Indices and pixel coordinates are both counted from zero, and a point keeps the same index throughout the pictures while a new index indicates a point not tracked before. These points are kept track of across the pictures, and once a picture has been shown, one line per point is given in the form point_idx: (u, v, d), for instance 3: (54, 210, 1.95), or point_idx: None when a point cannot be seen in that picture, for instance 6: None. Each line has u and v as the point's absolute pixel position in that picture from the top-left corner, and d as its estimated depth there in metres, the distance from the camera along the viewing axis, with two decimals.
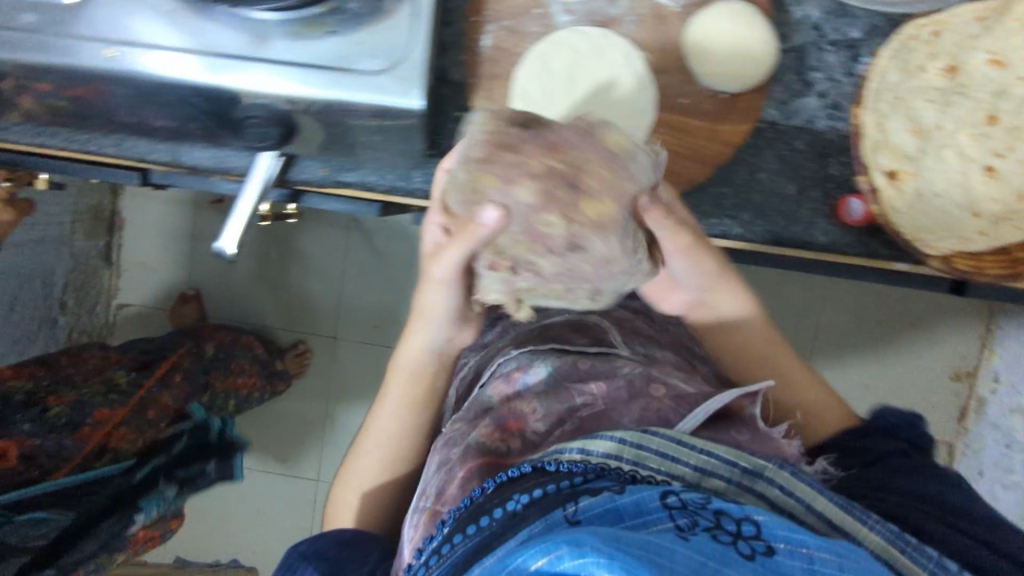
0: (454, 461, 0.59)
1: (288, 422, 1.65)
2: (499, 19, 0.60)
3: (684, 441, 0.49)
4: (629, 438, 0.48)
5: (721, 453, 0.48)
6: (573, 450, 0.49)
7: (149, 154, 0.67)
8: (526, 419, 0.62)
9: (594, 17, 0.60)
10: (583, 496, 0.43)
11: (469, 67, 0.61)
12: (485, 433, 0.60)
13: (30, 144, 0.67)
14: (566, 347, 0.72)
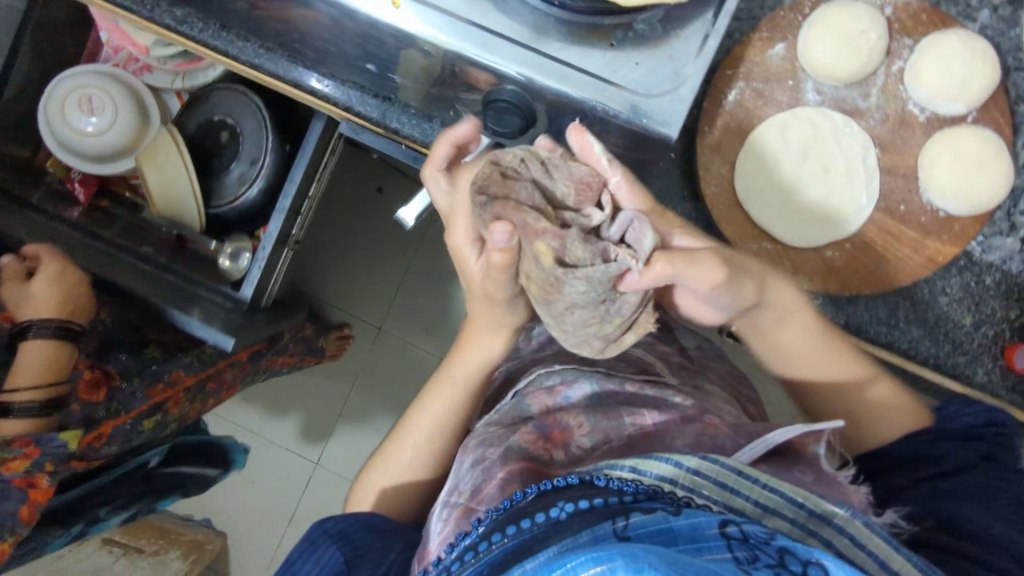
0: (491, 460, 0.56)
1: (300, 399, 1.61)
2: (750, 79, 0.60)
3: (744, 474, 0.42)
4: (687, 463, 0.42)
5: (785, 490, 0.41)
6: (625, 468, 0.43)
7: (357, 105, 0.68)
8: (573, 432, 0.58)
9: (840, 105, 0.61)
10: (633, 513, 0.38)
11: (707, 116, 0.61)
12: (527, 438, 0.57)
13: (246, 62, 0.68)
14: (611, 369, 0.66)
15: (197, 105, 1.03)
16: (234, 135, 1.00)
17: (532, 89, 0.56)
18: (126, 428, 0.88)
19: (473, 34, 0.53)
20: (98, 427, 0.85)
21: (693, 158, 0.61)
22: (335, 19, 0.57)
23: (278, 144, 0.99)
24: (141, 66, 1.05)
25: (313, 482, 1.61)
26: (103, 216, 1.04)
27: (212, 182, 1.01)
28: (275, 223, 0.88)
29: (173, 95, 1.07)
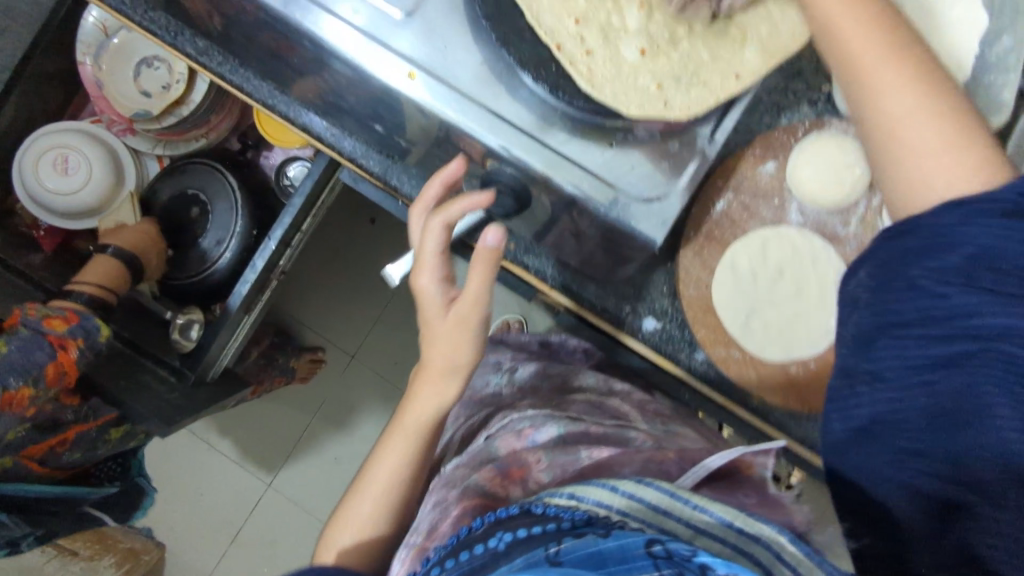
0: (450, 500, 0.57)
1: (265, 418, 1.60)
2: (738, 193, 0.63)
3: (677, 495, 0.43)
4: (623, 487, 0.43)
5: (718, 511, 0.42)
6: (563, 495, 0.44)
7: (360, 158, 0.71)
8: (532, 468, 0.58)
9: (820, 229, 0.63)
10: (567, 538, 0.38)
11: (693, 222, 0.64)
12: (486, 476, 0.58)
13: (260, 100, 0.71)
14: (581, 415, 0.66)
15: (179, 173, 1.09)
16: (205, 211, 1.06)
17: (527, 174, 0.57)
18: (91, 436, 0.87)
19: (481, 117, 0.55)
20: (62, 432, 0.84)
21: (676, 259, 0.64)
22: (348, 79, 0.60)
23: (246, 227, 1.04)
24: (125, 127, 1.12)
25: (262, 505, 1.58)
26: (62, 263, 1.10)
27: (179, 255, 1.06)
28: (250, 277, 0.90)
29: (154, 159, 1.15)
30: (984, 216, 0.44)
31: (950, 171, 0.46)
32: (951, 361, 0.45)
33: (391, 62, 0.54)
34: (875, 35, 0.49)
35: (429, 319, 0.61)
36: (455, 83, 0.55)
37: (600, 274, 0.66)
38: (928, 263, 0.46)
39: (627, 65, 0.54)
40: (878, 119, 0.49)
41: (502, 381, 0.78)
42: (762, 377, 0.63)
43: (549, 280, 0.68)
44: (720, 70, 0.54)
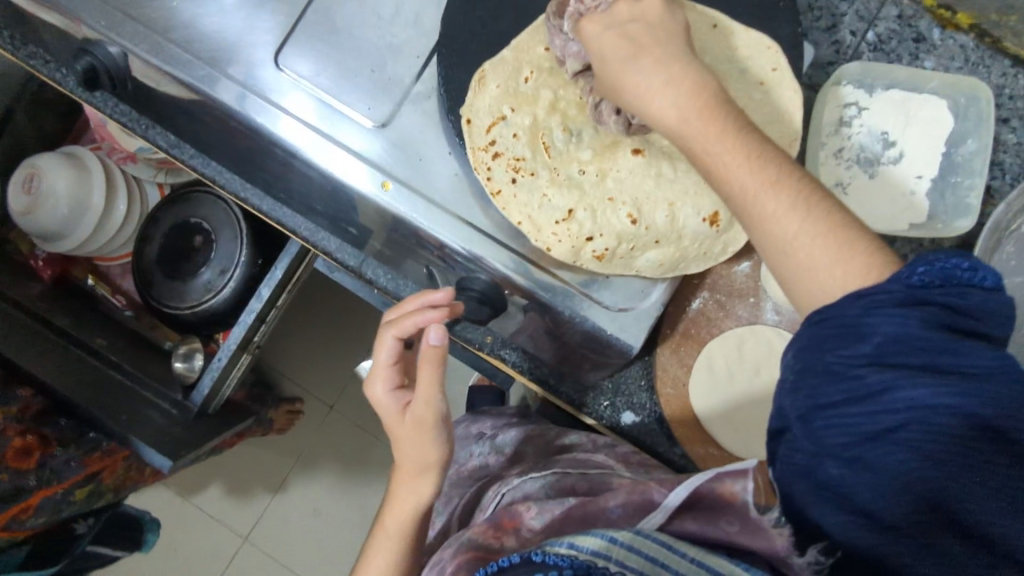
0: (445, 558, 0.55)
1: (248, 470, 1.57)
2: (713, 291, 0.64)
3: (674, 547, 0.42)
4: (622, 538, 0.42)
5: (713, 563, 0.42)
6: (564, 545, 0.41)
7: (335, 251, 0.71)
8: (524, 515, 0.56)
9: (795, 327, 0.64)
10: None
11: (671, 319, 0.64)
12: (479, 530, 0.56)
13: (232, 193, 0.71)
14: (567, 470, 0.62)
15: (176, 203, 1.00)
16: (209, 241, 0.96)
17: (498, 277, 0.57)
18: (55, 499, 0.83)
19: (452, 225, 0.55)
20: (25, 499, 0.79)
21: (654, 355, 0.64)
22: (318, 182, 0.60)
23: (251, 256, 0.93)
24: (125, 154, 1.03)
25: (237, 559, 1.55)
26: (62, 296, 1.03)
27: (176, 284, 0.95)
28: (255, 306, 0.87)
29: (155, 187, 1.07)
30: (881, 306, 0.39)
31: (839, 276, 0.42)
32: (877, 438, 0.39)
33: (363, 173, 0.55)
34: (741, 152, 0.45)
35: (391, 428, 0.60)
36: (426, 191, 0.56)
37: (578, 372, 0.66)
38: (840, 352, 0.40)
39: (621, 224, 0.53)
40: (767, 243, 0.45)
41: (488, 453, 0.75)
42: None
43: (527, 374, 0.68)
44: (698, 204, 0.53)
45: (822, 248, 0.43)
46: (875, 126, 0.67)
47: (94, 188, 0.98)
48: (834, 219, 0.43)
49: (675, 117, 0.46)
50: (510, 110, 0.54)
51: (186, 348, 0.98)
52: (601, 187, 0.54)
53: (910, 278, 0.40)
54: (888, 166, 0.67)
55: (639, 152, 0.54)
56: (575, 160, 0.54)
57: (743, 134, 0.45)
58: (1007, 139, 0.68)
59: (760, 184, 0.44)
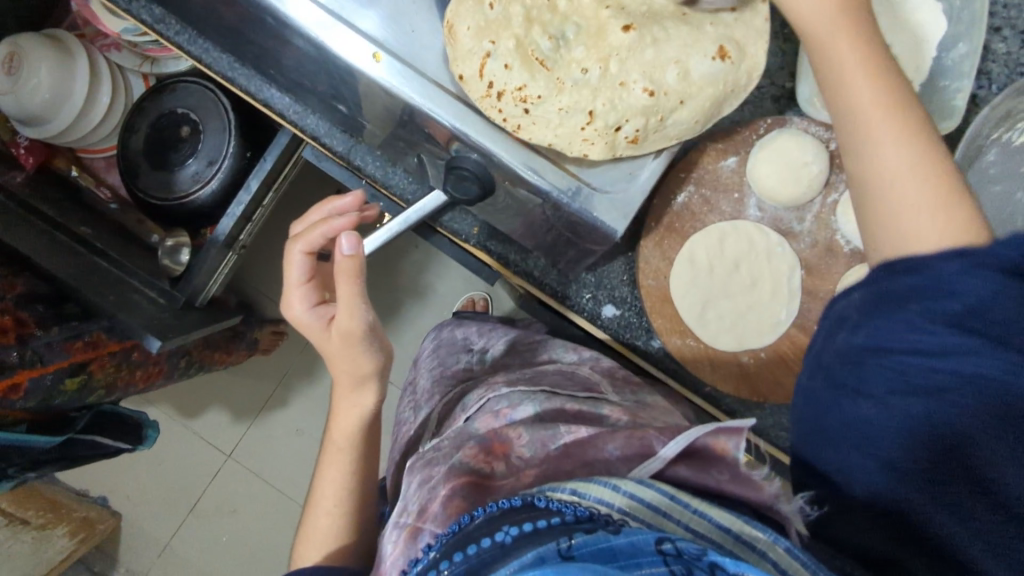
0: (436, 478, 0.52)
1: (224, 393, 1.58)
2: (699, 186, 0.64)
3: (678, 498, 0.41)
4: (624, 486, 0.42)
5: (715, 515, 0.41)
6: (565, 491, 0.42)
7: (324, 136, 0.70)
8: (514, 442, 0.54)
9: (776, 224, 0.65)
10: (577, 533, 0.38)
11: (656, 213, 0.65)
12: (468, 454, 0.53)
13: (219, 73, 0.70)
14: (557, 390, 0.62)
15: (163, 93, 0.99)
16: (195, 131, 0.96)
17: (492, 163, 0.56)
18: (45, 382, 0.81)
19: (448, 103, 0.55)
20: (13, 375, 0.77)
21: (638, 249, 0.65)
22: (307, 53, 0.58)
23: (239, 148, 0.94)
24: (108, 43, 1.03)
25: (222, 473, 1.57)
26: (45, 183, 1.01)
27: (163, 176, 0.96)
28: (244, 198, 0.88)
29: (139, 77, 1.07)
30: (976, 270, 0.42)
31: (939, 227, 0.45)
32: (927, 389, 0.43)
33: (354, 42, 0.54)
34: (886, 93, 0.47)
35: (320, 345, 0.64)
36: (419, 66, 0.55)
37: (562, 263, 0.66)
38: (925, 303, 0.44)
39: (640, 99, 0.52)
40: (874, 176, 0.47)
41: (473, 358, 0.77)
42: (716, 367, 0.65)
43: (512, 265, 0.69)
44: (701, 51, 0.53)
45: (919, 192, 0.46)
46: None
47: (78, 71, 0.97)
48: (938, 175, 0.46)
49: (824, 50, 0.49)
50: (493, 1, 0.52)
51: (172, 241, 1.03)
52: (608, 78, 0.53)
53: (1008, 250, 0.42)
54: None
55: (629, 27, 0.52)
56: (574, 62, 0.53)
57: (886, 81, 0.48)
58: (997, 48, 0.68)
59: (881, 122, 0.47)
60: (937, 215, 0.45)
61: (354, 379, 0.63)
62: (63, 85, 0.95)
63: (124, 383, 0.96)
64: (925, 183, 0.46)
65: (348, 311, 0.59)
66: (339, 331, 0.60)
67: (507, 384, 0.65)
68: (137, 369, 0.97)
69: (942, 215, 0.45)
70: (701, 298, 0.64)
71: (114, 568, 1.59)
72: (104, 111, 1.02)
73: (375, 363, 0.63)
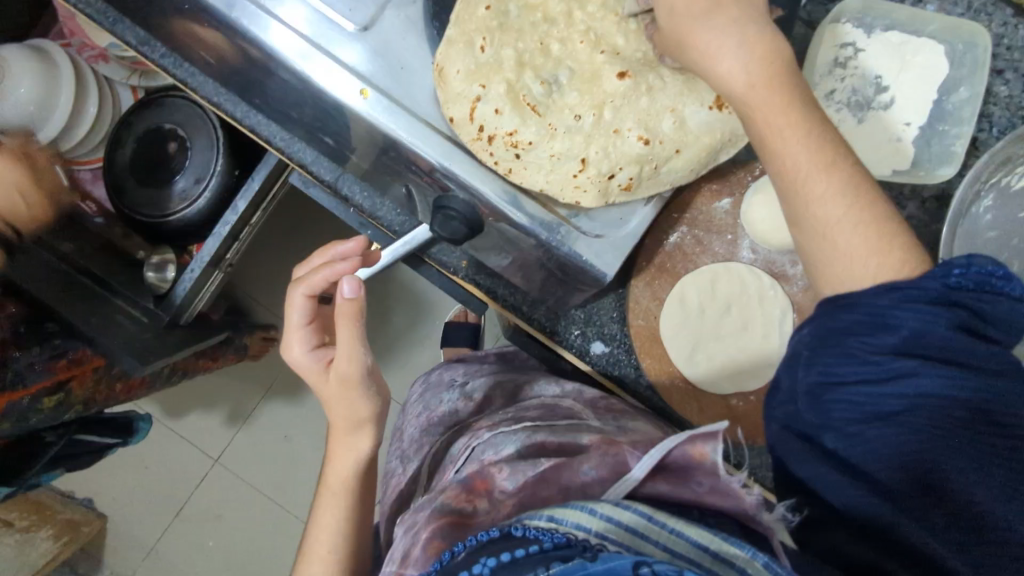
0: (419, 523, 0.53)
1: (215, 399, 1.57)
2: (692, 227, 0.64)
3: (655, 518, 0.40)
4: (602, 509, 0.41)
5: (693, 534, 0.40)
6: (541, 517, 0.41)
7: (311, 163, 0.67)
8: (495, 477, 0.54)
9: (769, 267, 0.64)
10: (554, 563, 0.38)
11: (648, 252, 0.64)
12: (450, 495, 0.54)
13: (206, 97, 0.67)
14: (537, 424, 0.62)
15: (150, 108, 0.98)
16: (183, 147, 0.95)
17: (481, 201, 0.56)
18: (22, 406, 0.75)
19: (436, 143, 0.53)
20: None
21: (629, 288, 0.65)
22: (293, 84, 0.56)
23: (226, 166, 0.93)
24: (96, 53, 1.02)
25: (209, 478, 1.57)
26: None
27: (149, 192, 0.95)
28: (230, 219, 0.87)
29: (127, 89, 1.06)
30: (911, 301, 0.42)
31: (875, 268, 0.44)
32: (885, 416, 0.41)
33: (341, 81, 0.52)
34: (801, 129, 0.44)
35: (318, 389, 0.64)
36: (408, 105, 0.54)
37: (551, 300, 0.65)
38: (863, 337, 0.42)
39: (634, 147, 0.51)
40: (807, 222, 0.46)
41: (456, 396, 0.78)
42: (704, 409, 0.64)
43: (500, 300, 0.67)
44: (699, 97, 0.52)
45: (850, 230, 0.44)
46: (868, 69, 0.66)
47: (63, 80, 0.96)
48: (875, 209, 0.45)
49: (743, 85, 0.45)
50: (485, 43, 0.51)
51: (157, 258, 1.01)
52: (601, 124, 0.51)
53: (946, 279, 0.42)
54: (877, 112, 0.66)
55: (623, 75, 0.51)
56: (566, 108, 0.52)
57: (798, 110, 0.45)
58: (998, 91, 0.67)
59: (803, 158, 0.45)
60: (868, 253, 0.44)
61: (350, 423, 0.64)
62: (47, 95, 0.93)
63: (105, 399, 0.90)
64: (855, 222, 0.44)
65: (348, 355, 0.59)
66: (337, 376, 0.61)
67: (490, 428, 0.65)
68: (121, 383, 0.91)
69: (878, 253, 0.44)
70: (690, 340, 0.63)
71: (97, 571, 1.58)
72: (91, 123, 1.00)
73: (372, 406, 0.64)
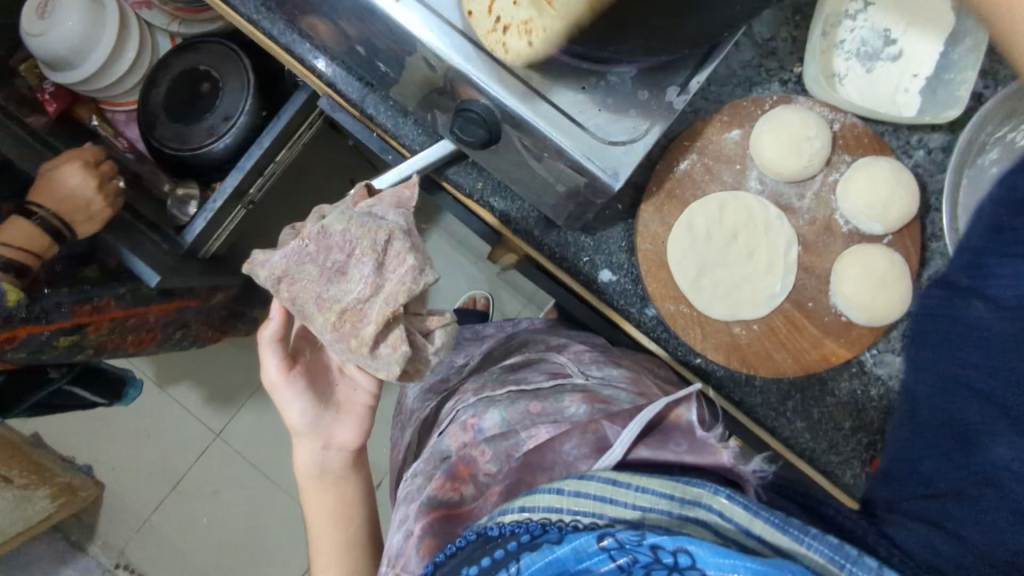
0: (411, 515, 0.55)
1: (207, 385, 1.56)
2: (703, 154, 0.66)
3: (618, 481, 0.41)
4: (567, 487, 0.41)
5: (655, 486, 0.40)
6: (516, 510, 0.43)
7: (340, 83, 0.71)
8: (478, 461, 0.56)
9: (776, 199, 0.66)
10: (523, 554, 0.39)
11: (660, 178, 0.66)
12: (435, 486, 0.56)
13: (247, 16, 0.71)
14: (521, 388, 0.63)
15: (186, 52, 1.01)
16: (216, 88, 0.98)
17: (502, 108, 0.57)
18: (41, 339, 0.76)
19: (456, 41, 0.55)
20: (13, 328, 0.73)
21: (638, 213, 0.66)
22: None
23: (255, 107, 0.96)
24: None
25: (208, 453, 1.55)
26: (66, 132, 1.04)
27: (179, 128, 0.99)
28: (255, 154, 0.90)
29: (166, 37, 1.09)
30: None
31: None
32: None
33: None
34: None
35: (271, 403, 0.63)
36: (435, 6, 0.56)
37: (565, 224, 0.67)
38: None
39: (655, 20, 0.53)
40: None
41: (454, 369, 0.79)
42: (707, 335, 0.66)
43: (513, 224, 0.69)
44: None
45: None
46: (877, 22, 0.67)
47: (108, 23, 1.00)
48: None
49: None
50: None
51: (181, 192, 1.03)
52: None
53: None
54: (885, 63, 0.67)
55: None
56: None
57: None
58: None
59: None
60: None
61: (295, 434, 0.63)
62: (90, 34, 0.96)
63: (117, 348, 0.89)
64: None
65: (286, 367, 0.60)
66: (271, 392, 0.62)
67: (472, 393, 0.67)
68: (135, 335, 0.91)
69: None
70: (698, 268, 0.65)
71: (91, 538, 1.57)
72: (128, 66, 1.04)
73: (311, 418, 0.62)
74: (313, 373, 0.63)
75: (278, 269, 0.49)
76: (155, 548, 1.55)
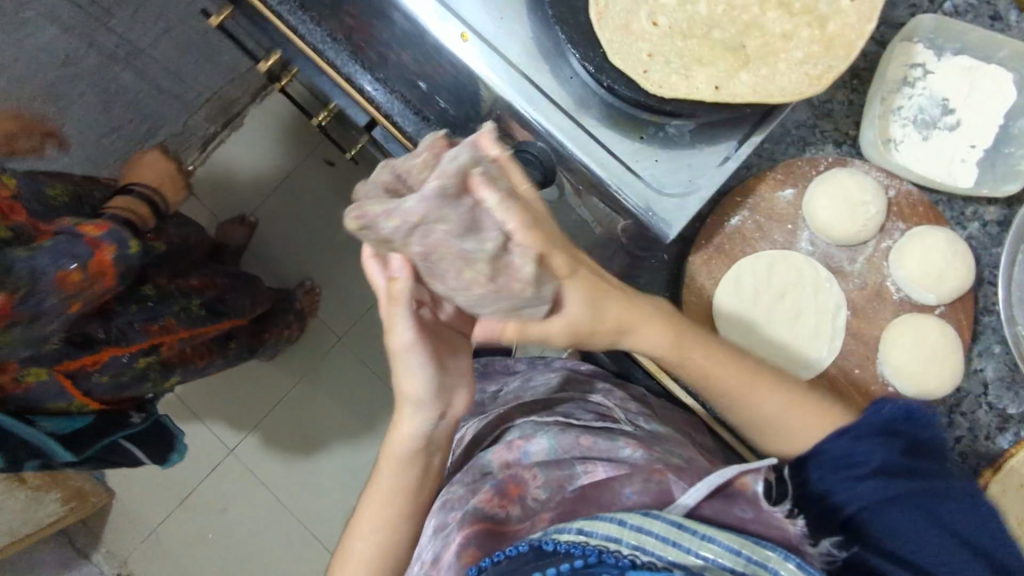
0: (452, 526, 0.54)
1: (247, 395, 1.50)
2: (755, 211, 0.66)
3: (685, 525, 0.40)
4: (631, 520, 0.40)
5: (723, 540, 0.39)
6: (572, 530, 0.41)
7: (396, 115, 0.72)
8: (529, 483, 0.54)
9: (826, 262, 0.66)
10: None
11: (710, 232, 0.66)
12: (482, 498, 0.54)
13: (311, 44, 0.71)
14: (570, 420, 0.62)
15: None
16: None
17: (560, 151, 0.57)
18: (122, 361, 0.79)
19: (525, 87, 0.56)
20: (98, 350, 0.76)
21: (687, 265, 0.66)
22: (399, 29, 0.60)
23: None
24: None
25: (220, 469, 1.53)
26: None
27: None
28: None
29: None
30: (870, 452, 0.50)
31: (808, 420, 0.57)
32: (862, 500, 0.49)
33: (448, 21, 0.56)
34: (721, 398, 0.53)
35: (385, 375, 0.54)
36: (503, 49, 0.56)
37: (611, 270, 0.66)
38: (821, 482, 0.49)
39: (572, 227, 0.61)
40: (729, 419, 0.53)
41: (485, 394, 0.78)
42: None
43: None
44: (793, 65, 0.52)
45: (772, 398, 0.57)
46: (936, 90, 0.66)
47: None
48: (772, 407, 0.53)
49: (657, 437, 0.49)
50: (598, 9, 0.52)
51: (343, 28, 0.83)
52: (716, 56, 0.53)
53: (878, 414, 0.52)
54: (943, 133, 0.66)
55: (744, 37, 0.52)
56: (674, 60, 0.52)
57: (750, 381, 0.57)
58: None
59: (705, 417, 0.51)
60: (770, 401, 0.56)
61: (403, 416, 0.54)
62: None
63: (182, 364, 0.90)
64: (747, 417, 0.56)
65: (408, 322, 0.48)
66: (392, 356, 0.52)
67: (520, 416, 0.67)
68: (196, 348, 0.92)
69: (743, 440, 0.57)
70: (744, 327, 0.65)
71: (95, 547, 1.55)
72: None
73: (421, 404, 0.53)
74: (439, 345, 0.53)
75: (415, 218, 0.40)
76: (159, 561, 1.53)
